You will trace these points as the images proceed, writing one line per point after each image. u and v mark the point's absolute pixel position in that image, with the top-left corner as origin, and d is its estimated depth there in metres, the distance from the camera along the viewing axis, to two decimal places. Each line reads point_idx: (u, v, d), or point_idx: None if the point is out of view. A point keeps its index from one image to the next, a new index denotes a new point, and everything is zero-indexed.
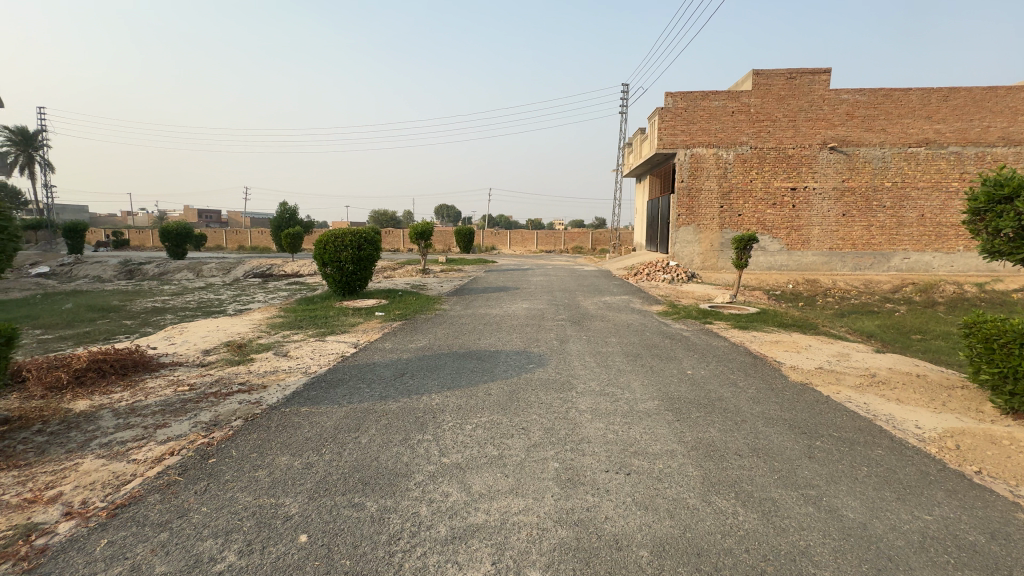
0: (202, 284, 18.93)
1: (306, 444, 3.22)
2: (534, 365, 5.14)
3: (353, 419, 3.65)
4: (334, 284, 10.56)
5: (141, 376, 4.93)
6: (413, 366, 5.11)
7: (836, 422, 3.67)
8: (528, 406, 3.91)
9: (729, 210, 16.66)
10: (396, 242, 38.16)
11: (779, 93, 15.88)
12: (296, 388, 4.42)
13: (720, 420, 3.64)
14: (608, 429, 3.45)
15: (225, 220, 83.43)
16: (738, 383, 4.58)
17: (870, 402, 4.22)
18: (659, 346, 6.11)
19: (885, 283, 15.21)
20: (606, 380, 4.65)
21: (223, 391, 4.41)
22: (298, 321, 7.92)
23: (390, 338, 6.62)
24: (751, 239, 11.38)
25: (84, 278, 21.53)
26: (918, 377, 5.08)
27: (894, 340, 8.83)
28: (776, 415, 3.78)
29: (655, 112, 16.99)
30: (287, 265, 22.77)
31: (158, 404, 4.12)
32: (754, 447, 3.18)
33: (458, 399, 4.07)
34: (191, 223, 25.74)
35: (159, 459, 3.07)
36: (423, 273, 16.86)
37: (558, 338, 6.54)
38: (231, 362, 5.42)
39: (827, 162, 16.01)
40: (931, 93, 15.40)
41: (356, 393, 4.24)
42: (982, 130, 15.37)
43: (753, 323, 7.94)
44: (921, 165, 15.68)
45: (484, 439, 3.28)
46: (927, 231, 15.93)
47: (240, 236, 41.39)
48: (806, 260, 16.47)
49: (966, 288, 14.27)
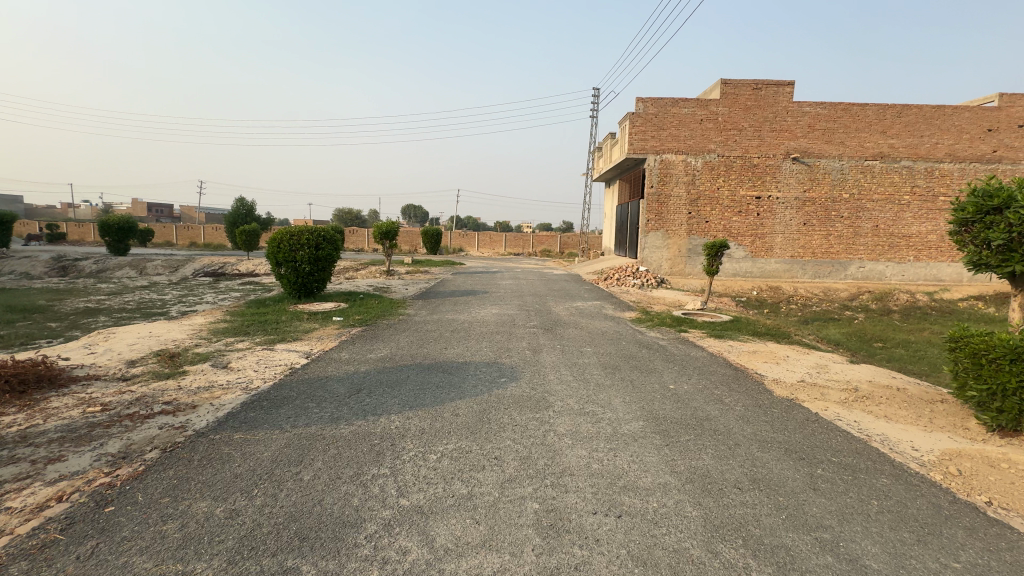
0: (145, 283, 17.52)
1: (234, 483, 2.67)
2: (506, 380, 4.69)
3: (295, 448, 3.10)
4: (288, 286, 9.77)
5: (45, 394, 4.17)
6: (371, 381, 4.55)
7: (830, 445, 3.41)
8: (501, 430, 3.46)
9: (697, 216, 16.77)
10: (360, 243, 36.91)
11: (746, 103, 16.12)
12: (232, 409, 3.81)
13: (711, 445, 3.31)
14: (592, 458, 3.06)
15: (178, 215, 78.99)
16: (724, 401, 4.27)
17: (861, 421, 4.00)
18: (637, 357, 5.78)
19: (842, 291, 15.64)
20: (585, 397, 4.26)
21: (142, 413, 3.75)
22: (245, 327, 7.17)
23: (347, 347, 6.02)
24: (723, 246, 11.31)
25: (9, 274, 19.60)
26: (899, 391, 4.93)
27: (859, 348, 8.90)
28: (769, 437, 3.49)
29: (626, 117, 16.94)
30: (242, 264, 21.50)
31: (57, 431, 3.43)
32: (754, 478, 2.85)
33: (422, 421, 3.59)
34: (135, 218, 23.91)
35: (41, 507, 2.44)
36: (386, 275, 16.12)
37: (530, 348, 6.11)
38: (158, 376, 4.70)
39: (790, 172, 16.33)
40: (885, 109, 15.98)
41: (303, 416, 3.67)
42: (931, 146, 16.04)
43: (727, 332, 7.75)
44: (876, 178, 16.24)
45: (450, 474, 2.81)
46: (881, 241, 16.50)
47: (192, 232, 38.99)
48: (769, 267, 16.76)
49: (918, 297, 14.83)
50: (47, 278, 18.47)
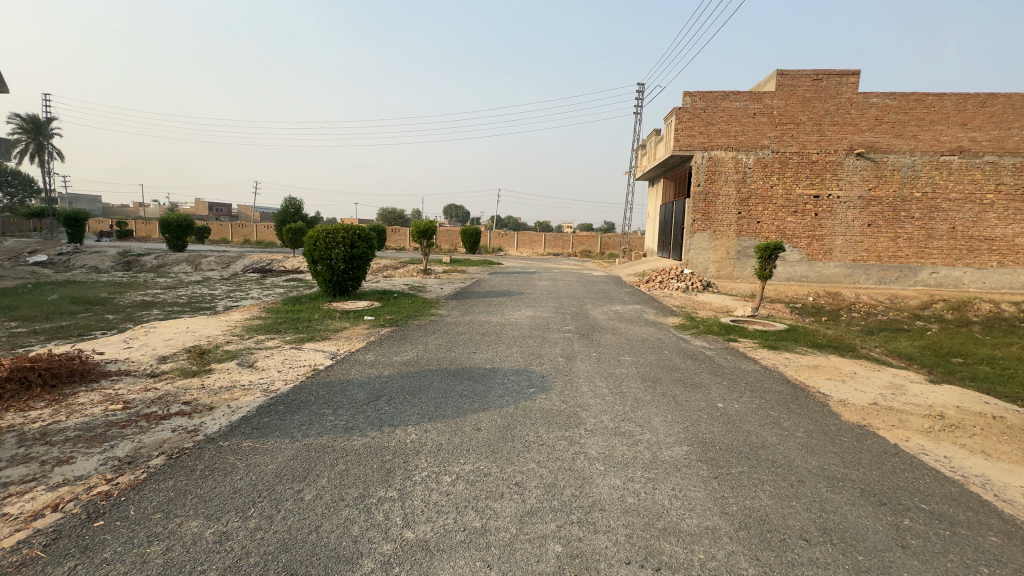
0: (198, 277, 18.36)
1: (231, 500, 2.46)
2: (535, 391, 4.33)
3: (302, 462, 2.88)
4: (324, 283, 9.82)
5: (74, 389, 4.20)
6: (392, 387, 4.31)
7: (918, 487, 2.86)
8: (525, 450, 3.11)
9: (748, 216, 15.76)
10: (401, 242, 37.40)
11: (804, 95, 15.02)
12: (246, 413, 3.66)
13: (770, 480, 2.83)
14: (628, 490, 2.66)
15: (235, 214, 83.59)
16: (782, 424, 3.75)
17: (954, 457, 3.36)
18: (681, 369, 5.27)
19: (912, 298, 14.28)
20: (621, 414, 3.84)
21: (159, 414, 3.66)
22: (278, 325, 7.16)
23: (374, 349, 5.85)
24: (777, 248, 10.45)
25: (80, 268, 21.10)
26: (996, 421, 4.19)
27: (936, 364, 7.95)
28: (839, 473, 2.97)
29: (672, 112, 16.19)
30: (288, 261, 22.22)
31: (75, 429, 3.38)
32: (823, 528, 2.37)
33: (440, 436, 3.30)
34: (192, 216, 25.21)
35: (33, 516, 2.31)
36: (423, 274, 16.10)
37: (564, 355, 5.72)
38: (184, 374, 4.66)
39: (853, 169, 15.06)
40: (966, 98, 14.42)
41: (316, 424, 3.45)
42: (1020, 140, 14.39)
43: (782, 343, 7.06)
44: (954, 175, 14.71)
45: (464, 502, 2.49)
46: (958, 244, 14.95)
47: (245, 230, 40.90)
48: (827, 271, 15.53)
49: (1002, 307, 13.32)
50: (113, 272, 19.71)
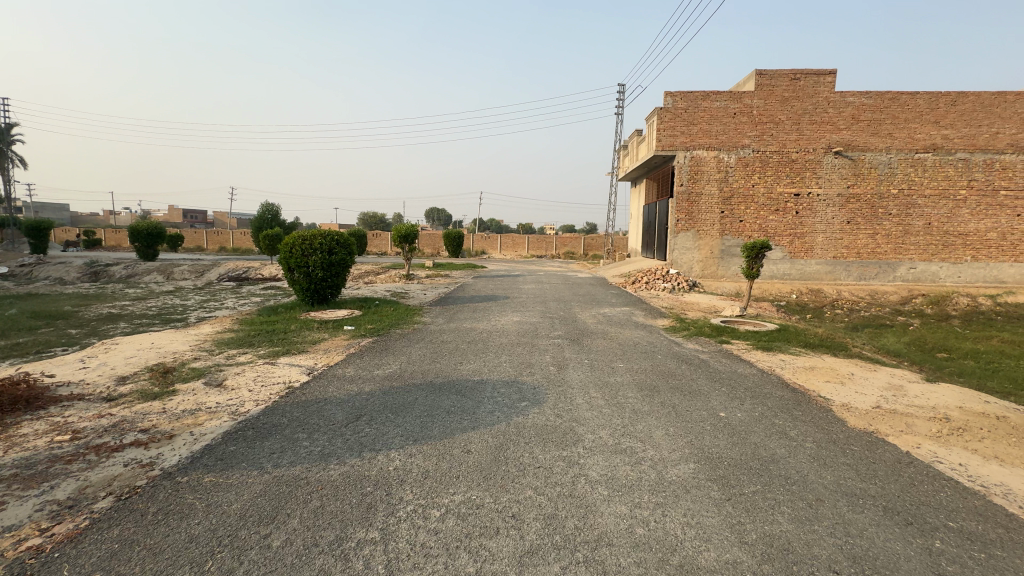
0: (169, 287, 17.63)
1: (186, 551, 2.13)
2: (528, 405, 4.06)
3: (270, 499, 2.56)
4: (301, 292, 9.40)
5: (17, 418, 3.77)
6: (373, 406, 3.99)
7: (941, 501, 2.68)
8: (521, 475, 2.84)
9: (730, 216, 15.79)
10: (382, 246, 36.74)
11: (783, 94, 15.11)
12: (210, 441, 3.31)
13: (788, 501, 2.61)
14: (636, 519, 2.41)
15: (211, 221, 81.38)
16: (789, 434, 3.56)
17: (969, 464, 3.21)
18: (677, 376, 5.06)
19: (891, 294, 14.44)
20: (619, 428, 3.60)
21: (111, 445, 3.27)
22: (251, 338, 6.74)
23: (354, 362, 5.51)
24: (762, 246, 10.37)
25: (44, 280, 20.09)
26: (1001, 421, 4.06)
27: (923, 360, 7.92)
28: (857, 489, 2.77)
29: (654, 112, 16.14)
30: (265, 268, 21.52)
31: (12, 467, 2.98)
32: (852, 556, 2.16)
33: (427, 462, 3.00)
34: (164, 223, 24.35)
35: None
36: (406, 280, 15.69)
37: (555, 363, 5.47)
38: (144, 397, 4.27)
39: (832, 167, 15.21)
40: (938, 97, 14.68)
41: (289, 452, 3.13)
42: (990, 136, 14.69)
43: (775, 344, 6.93)
44: (929, 172, 14.95)
45: (456, 543, 2.21)
46: (934, 240, 15.20)
47: (221, 237, 39.75)
48: (809, 269, 15.65)
49: (979, 301, 13.54)
50: (78, 284, 18.80)
